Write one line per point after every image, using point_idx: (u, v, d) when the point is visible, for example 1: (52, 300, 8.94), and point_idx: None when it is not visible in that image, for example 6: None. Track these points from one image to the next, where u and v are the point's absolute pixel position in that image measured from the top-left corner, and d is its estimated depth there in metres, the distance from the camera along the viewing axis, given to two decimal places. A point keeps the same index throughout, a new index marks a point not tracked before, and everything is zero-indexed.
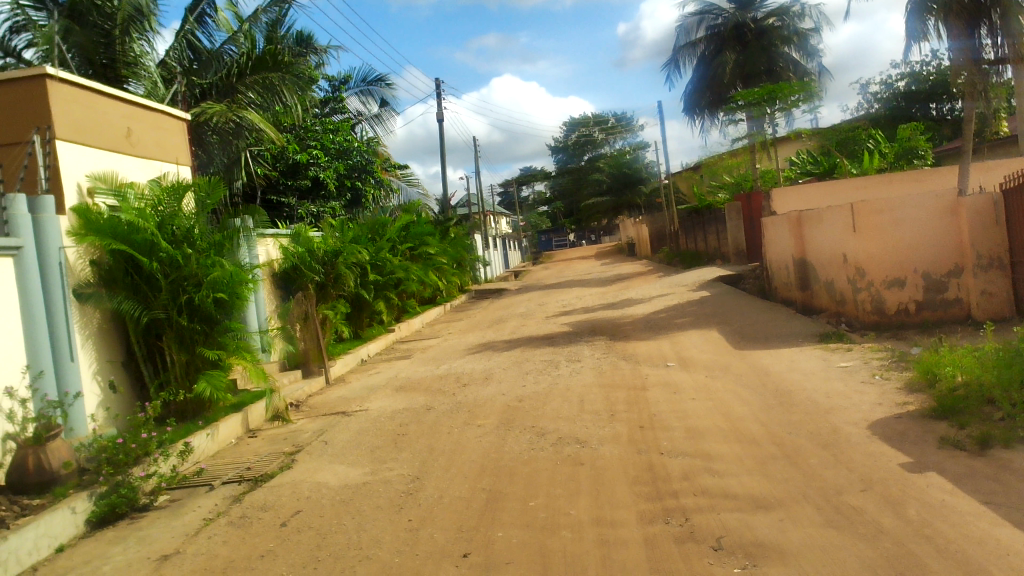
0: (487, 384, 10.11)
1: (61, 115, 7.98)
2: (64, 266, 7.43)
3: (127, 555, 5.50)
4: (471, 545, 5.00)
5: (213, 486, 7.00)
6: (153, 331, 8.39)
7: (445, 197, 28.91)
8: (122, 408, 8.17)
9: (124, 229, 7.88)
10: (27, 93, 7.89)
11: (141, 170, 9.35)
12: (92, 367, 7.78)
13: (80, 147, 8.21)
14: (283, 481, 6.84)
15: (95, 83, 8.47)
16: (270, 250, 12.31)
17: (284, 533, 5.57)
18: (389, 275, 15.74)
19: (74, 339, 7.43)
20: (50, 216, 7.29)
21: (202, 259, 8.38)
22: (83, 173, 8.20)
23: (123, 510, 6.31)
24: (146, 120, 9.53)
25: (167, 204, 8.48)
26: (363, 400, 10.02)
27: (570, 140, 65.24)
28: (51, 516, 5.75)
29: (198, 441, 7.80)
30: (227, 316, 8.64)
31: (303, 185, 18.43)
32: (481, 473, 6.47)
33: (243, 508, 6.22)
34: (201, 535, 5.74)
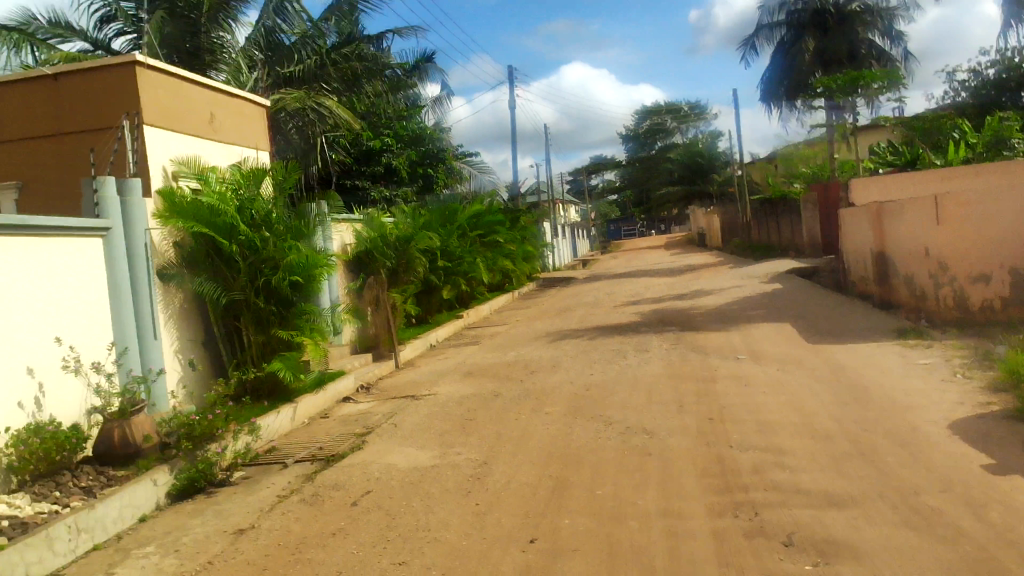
0: (554, 373, 10.10)
1: (149, 101, 8.30)
2: (150, 247, 7.76)
3: (207, 526, 5.71)
4: (537, 532, 5.02)
5: (285, 465, 7.16)
6: (232, 312, 8.61)
7: (514, 184, 28.82)
8: (200, 386, 8.46)
9: (206, 212, 8.09)
10: (119, 80, 8.25)
11: (221, 155, 9.55)
12: (174, 345, 8.10)
13: (166, 131, 8.51)
14: (354, 462, 6.97)
15: (179, 69, 8.72)
16: (343, 236, 12.57)
17: (355, 512, 5.69)
18: (459, 261, 15.86)
19: (157, 319, 7.76)
20: (137, 199, 7.60)
21: (278, 244, 8.52)
22: (169, 157, 8.50)
23: (201, 484, 6.54)
24: (228, 106, 9.79)
25: (248, 188, 8.67)
26: (431, 385, 10.15)
27: (641, 129, 64.32)
28: (135, 487, 5.99)
29: (270, 421, 7.99)
30: (302, 299, 8.77)
31: (377, 171, 18.67)
32: (548, 460, 6.48)
33: (316, 487, 6.37)
34: (275, 511, 5.91)
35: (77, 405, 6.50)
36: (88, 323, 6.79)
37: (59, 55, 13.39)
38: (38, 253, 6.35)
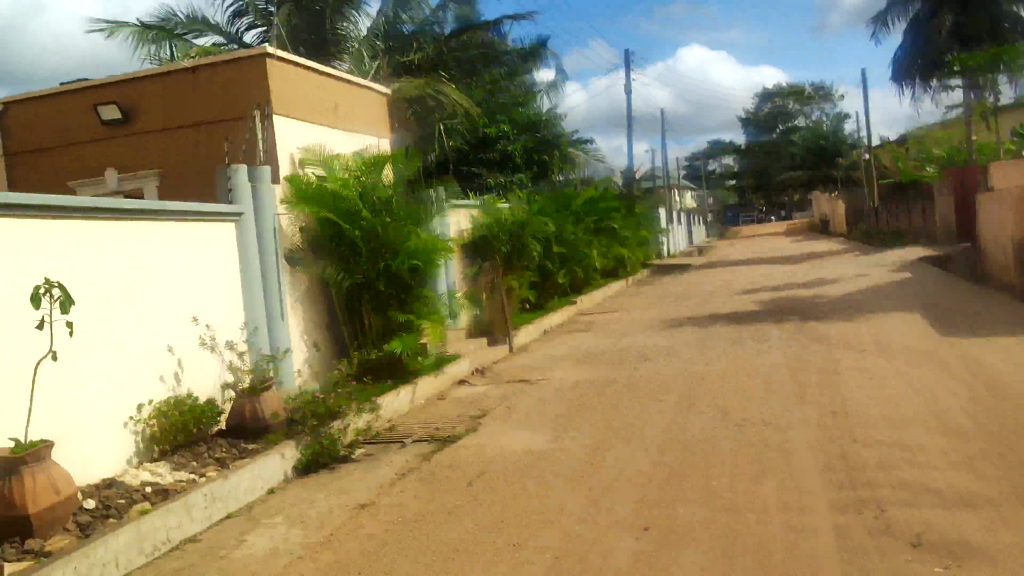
0: (669, 360, 9.98)
1: (279, 91, 8.71)
2: (278, 231, 8.12)
3: (330, 500, 5.94)
4: (651, 520, 4.99)
5: (404, 444, 7.34)
6: (354, 294, 8.90)
7: (629, 170, 28.51)
8: (324, 365, 8.82)
9: (331, 197, 8.35)
10: (252, 72, 8.69)
11: (345, 142, 9.87)
12: (300, 325, 8.46)
13: (294, 121, 8.87)
14: (469, 443, 7.10)
15: (306, 60, 9.07)
16: (461, 222, 12.58)
17: (470, 493, 5.80)
18: (572, 248, 15.93)
19: (284, 300, 8.12)
20: (267, 185, 7.95)
21: (399, 229, 8.65)
22: (297, 145, 8.86)
23: (325, 460, 6.78)
24: (352, 95, 10.09)
25: (371, 174, 8.86)
26: (545, 369, 10.20)
27: (762, 112, 62.39)
28: (265, 460, 6.30)
29: (390, 401, 8.22)
30: (421, 283, 8.93)
31: (493, 158, 18.90)
32: (663, 448, 6.41)
33: (433, 466, 6.52)
34: (395, 488, 6.09)
35: (212, 381, 6.91)
36: (222, 304, 7.19)
37: (195, 50, 14.12)
38: (179, 237, 6.76)
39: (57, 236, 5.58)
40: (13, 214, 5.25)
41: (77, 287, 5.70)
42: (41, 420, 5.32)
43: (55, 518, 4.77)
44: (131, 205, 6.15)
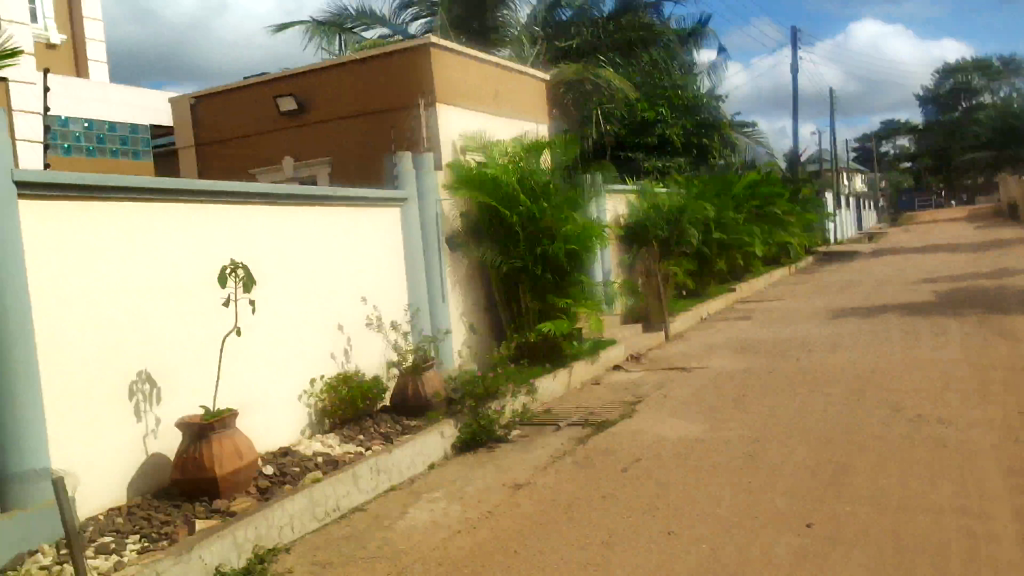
0: (835, 352, 9.53)
1: (441, 80, 8.99)
2: (440, 216, 8.37)
3: (487, 479, 6.09)
4: (814, 517, 4.80)
5: (559, 426, 7.41)
6: (511, 279, 9.05)
7: (794, 153, 27.32)
8: (482, 347, 9.05)
9: (490, 183, 8.54)
10: (417, 62, 8.99)
11: (505, 129, 10.04)
12: (460, 308, 8.70)
13: (456, 109, 9.14)
14: (624, 429, 7.08)
15: (467, 49, 9.31)
16: (617, 208, 12.70)
17: (625, 479, 5.78)
18: (732, 235, 15.47)
19: (445, 282, 8.39)
20: (430, 171, 8.21)
21: (556, 214, 8.71)
22: (458, 133, 9.14)
23: (482, 439, 6.94)
24: (512, 82, 10.24)
25: (529, 160, 8.98)
26: (702, 358, 10.01)
27: (943, 89, 58.19)
28: (426, 436, 6.53)
29: (545, 384, 8.32)
30: (577, 268, 8.99)
31: (650, 142, 18.56)
32: (827, 443, 6.15)
33: (588, 450, 6.56)
34: (550, 470, 6.16)
35: (377, 358, 7.25)
36: (387, 285, 7.52)
37: (365, 43, 14.73)
38: (348, 221, 7.11)
39: (241, 221, 6.01)
40: (203, 200, 5.71)
41: (259, 268, 6.13)
42: (227, 391, 5.77)
43: (238, 482, 5.16)
44: (305, 191, 6.54)
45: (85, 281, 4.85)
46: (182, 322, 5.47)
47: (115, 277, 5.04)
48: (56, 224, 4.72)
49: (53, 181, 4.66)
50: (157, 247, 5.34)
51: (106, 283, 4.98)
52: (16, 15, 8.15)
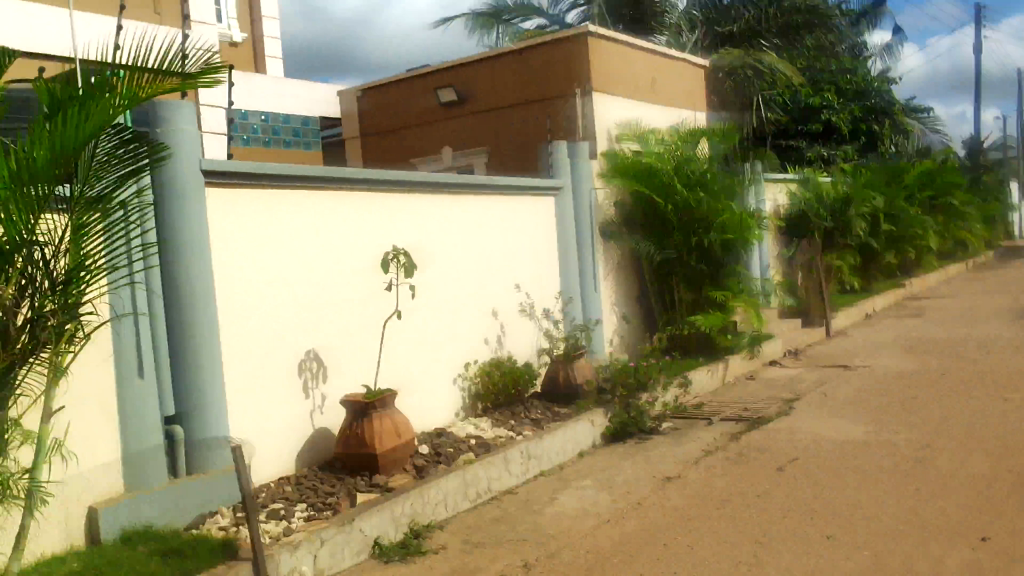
0: (1017, 355, 8.81)
1: (598, 68, 8.97)
2: (594, 205, 8.37)
3: (637, 470, 6.05)
4: (990, 530, 4.48)
5: (711, 421, 7.25)
6: (665, 270, 8.92)
7: (974, 140, 25.38)
8: (634, 338, 8.99)
9: (646, 172, 8.47)
10: (575, 51, 9.01)
11: (662, 117, 9.91)
12: (612, 298, 8.68)
13: (612, 97, 9.11)
14: (781, 427, 6.84)
15: (624, 36, 9.25)
16: (777, 197, 12.23)
17: (780, 478, 5.60)
18: (903, 227, 14.57)
19: (598, 272, 8.40)
20: (585, 160, 8.22)
21: (714, 204, 8.54)
22: (614, 122, 9.12)
23: (632, 430, 6.90)
24: (670, 69, 10.08)
25: (686, 149, 8.83)
26: (867, 356, 9.51)
27: None
28: (576, 424, 6.56)
29: (698, 377, 8.16)
30: (733, 260, 8.76)
31: (815, 130, 17.71)
32: (1007, 452, 5.71)
33: (741, 447, 6.39)
34: (701, 464, 6.05)
35: (529, 345, 7.38)
36: (541, 273, 7.61)
37: (522, 33, 14.89)
38: (505, 210, 7.25)
39: (404, 209, 6.24)
40: (370, 189, 5.97)
41: (420, 254, 6.36)
42: (388, 371, 6.03)
43: (396, 459, 5.38)
44: (464, 180, 6.71)
45: (263, 265, 5.20)
46: (349, 306, 5.76)
47: (290, 262, 5.36)
48: (239, 211, 5.08)
49: (237, 170, 5.00)
50: (328, 233, 5.64)
51: (282, 266, 5.31)
52: (205, 15, 8.79)
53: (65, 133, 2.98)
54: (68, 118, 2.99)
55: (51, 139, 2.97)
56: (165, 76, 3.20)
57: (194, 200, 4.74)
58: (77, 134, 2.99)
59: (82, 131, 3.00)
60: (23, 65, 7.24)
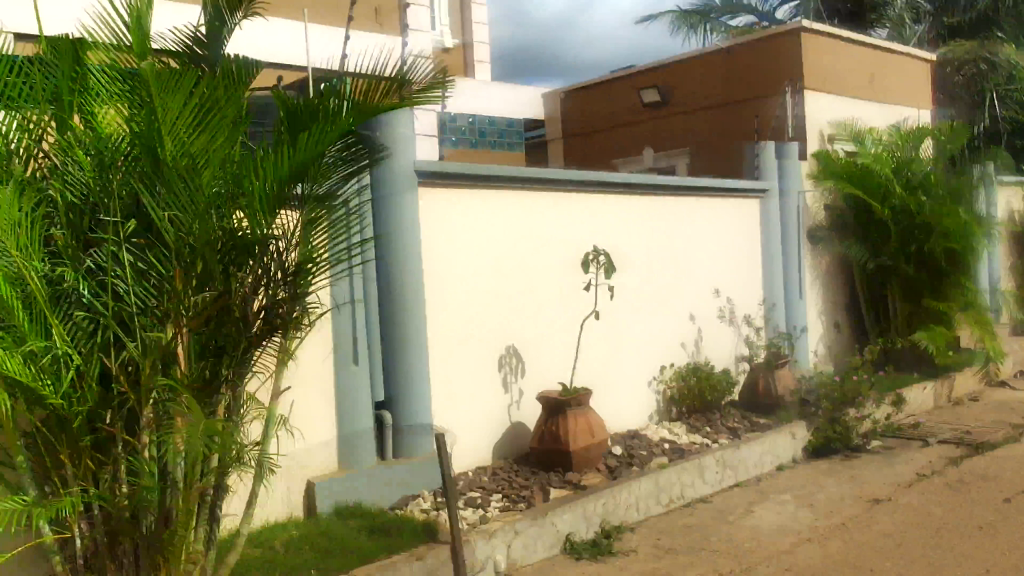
0: None
1: (811, 65, 8.59)
2: (801, 209, 8.02)
3: (841, 489, 5.73)
4: None
5: (927, 443, 6.73)
6: (878, 278, 8.40)
7: None
8: (841, 348, 8.54)
9: (860, 173, 8.01)
10: (785, 48, 8.67)
11: (880, 115, 9.35)
12: (818, 305, 8.28)
13: (825, 95, 8.71)
14: (1009, 455, 6.24)
15: (841, 31, 8.79)
16: (1012, 202, 11.15)
17: (1007, 511, 5.11)
18: None
19: (804, 278, 8.04)
20: (793, 161, 7.88)
21: (938, 209, 7.82)
22: (827, 120, 8.72)
23: (837, 446, 6.55)
24: (890, 65, 9.47)
25: (906, 149, 8.25)
26: None
27: None
28: (776, 436, 6.31)
29: (913, 395, 7.60)
30: (959, 271, 8.03)
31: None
32: None
33: (962, 473, 5.89)
34: (915, 488, 5.64)
35: (727, 353, 7.20)
36: (742, 279, 7.40)
37: (730, 31, 14.51)
38: (706, 213, 7.10)
39: (605, 211, 6.28)
40: (572, 191, 6.05)
41: (619, 257, 6.36)
42: (584, 371, 6.09)
43: (589, 458, 5.41)
44: (667, 182, 6.65)
45: (469, 262, 5.41)
46: (548, 305, 5.86)
47: (493, 260, 5.54)
48: (449, 210, 5.31)
49: (449, 172, 5.23)
50: (531, 233, 5.77)
51: (486, 265, 5.50)
52: (421, 23, 9.24)
53: (310, 141, 3.23)
54: (312, 128, 3.25)
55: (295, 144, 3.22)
56: (395, 90, 3.45)
57: (409, 200, 5.02)
58: (319, 142, 3.24)
59: (323, 140, 3.25)
60: (266, 75, 7.95)
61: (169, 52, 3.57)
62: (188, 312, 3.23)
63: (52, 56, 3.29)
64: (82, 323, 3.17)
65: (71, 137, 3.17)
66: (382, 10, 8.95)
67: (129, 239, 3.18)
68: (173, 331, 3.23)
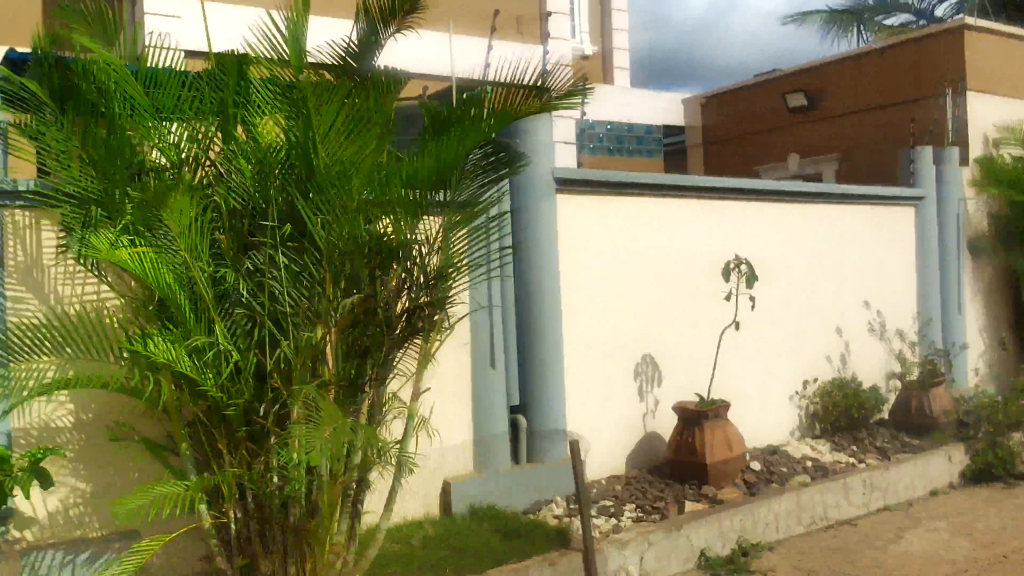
0: None
1: (975, 65, 8.07)
2: (962, 217, 7.54)
3: (1003, 519, 5.33)
4: None
5: None
6: None
7: None
8: (1005, 367, 7.95)
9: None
10: (946, 47, 8.18)
11: None
12: (980, 321, 7.75)
13: (990, 96, 8.16)
14: None
15: (1009, 27, 8.21)
16: None
17: None
18: None
19: (964, 291, 7.55)
20: (953, 167, 7.42)
21: None
22: (993, 123, 8.17)
23: (999, 472, 6.10)
24: None
25: None
26: None
27: None
28: (930, 459, 5.95)
29: None
30: None
31: None
32: None
33: None
34: None
35: (877, 368, 6.86)
36: (894, 291, 7.03)
37: (884, 31, 13.81)
38: (856, 221, 6.78)
39: (747, 219, 6.11)
40: (713, 198, 5.92)
41: (762, 266, 6.17)
42: (722, 383, 5.95)
43: (727, 472, 5.27)
44: (813, 189, 6.40)
45: (606, 270, 5.39)
46: (686, 314, 5.76)
47: (631, 268, 5.50)
48: (587, 218, 5.31)
49: (587, 179, 5.23)
50: (669, 241, 5.69)
51: (624, 272, 5.47)
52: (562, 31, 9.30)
53: (452, 145, 3.30)
54: (454, 132, 3.34)
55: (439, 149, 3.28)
56: (534, 95, 3.48)
57: (546, 206, 5.05)
58: (461, 147, 3.31)
59: (465, 145, 3.33)
60: (411, 86, 8.24)
61: (324, 66, 3.73)
62: (335, 313, 3.38)
63: (217, 70, 3.49)
64: (240, 321, 3.35)
65: (234, 146, 3.37)
66: (524, 19, 9.06)
67: (285, 243, 3.37)
68: (321, 331, 3.39)
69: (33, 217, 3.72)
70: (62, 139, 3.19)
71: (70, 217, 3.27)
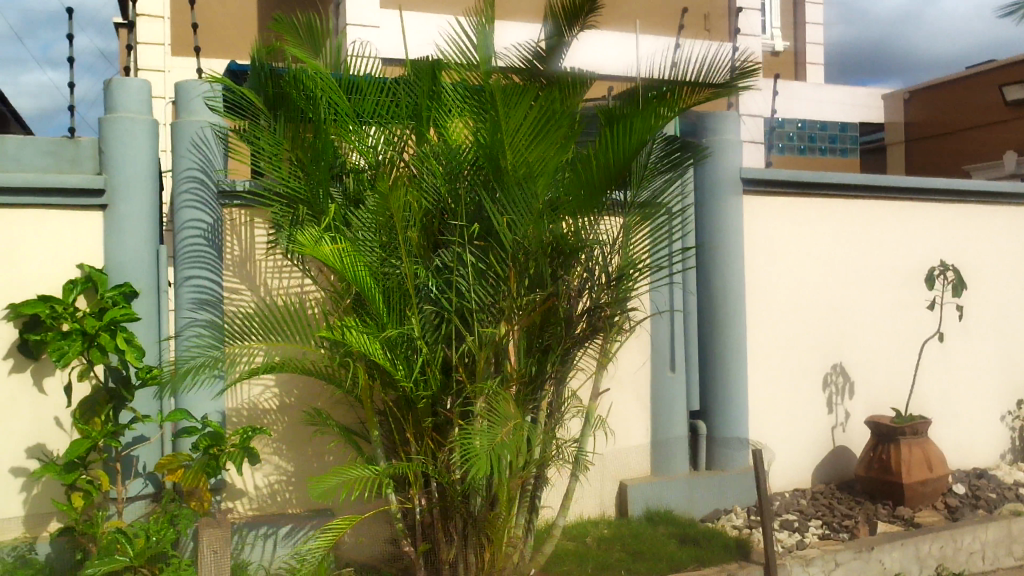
0: None
1: None
2: None
3: None
4: None
5: None
6: None
7: None
8: None
9: None
10: None
11: None
12: None
13: None
14: None
15: None
16: None
17: None
18: None
19: None
20: None
21: None
22: None
23: None
24: None
25: None
26: None
27: None
28: None
29: None
30: None
31: None
32: None
33: None
34: None
35: None
36: None
37: None
38: None
39: (955, 222, 5.65)
40: (916, 200, 5.53)
41: (971, 273, 5.69)
42: (923, 398, 5.54)
43: (926, 493, 4.91)
44: None
45: (794, 274, 5.16)
46: (882, 322, 5.42)
47: (822, 271, 5.24)
48: (775, 219, 5.11)
49: (775, 179, 5.03)
50: (865, 245, 5.37)
51: (813, 277, 5.21)
52: (752, 27, 9.03)
53: (624, 140, 3.26)
54: (623, 125, 3.27)
55: (610, 143, 3.26)
56: (699, 89, 3.32)
57: (733, 206, 4.91)
58: (632, 141, 3.27)
59: (633, 136, 3.26)
60: (597, 87, 8.26)
61: (515, 67, 3.77)
62: (519, 311, 3.44)
63: (412, 75, 3.65)
64: (429, 316, 3.48)
65: (428, 148, 3.51)
66: (712, 17, 8.88)
67: (472, 241, 3.47)
68: (505, 328, 3.45)
69: (248, 215, 4.06)
70: (276, 143, 3.51)
71: (280, 216, 3.58)
